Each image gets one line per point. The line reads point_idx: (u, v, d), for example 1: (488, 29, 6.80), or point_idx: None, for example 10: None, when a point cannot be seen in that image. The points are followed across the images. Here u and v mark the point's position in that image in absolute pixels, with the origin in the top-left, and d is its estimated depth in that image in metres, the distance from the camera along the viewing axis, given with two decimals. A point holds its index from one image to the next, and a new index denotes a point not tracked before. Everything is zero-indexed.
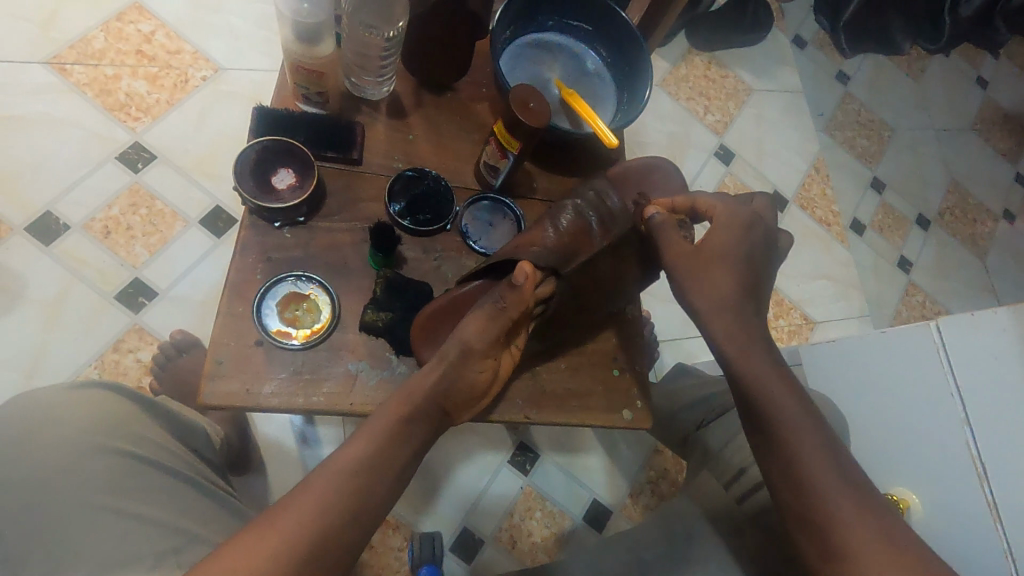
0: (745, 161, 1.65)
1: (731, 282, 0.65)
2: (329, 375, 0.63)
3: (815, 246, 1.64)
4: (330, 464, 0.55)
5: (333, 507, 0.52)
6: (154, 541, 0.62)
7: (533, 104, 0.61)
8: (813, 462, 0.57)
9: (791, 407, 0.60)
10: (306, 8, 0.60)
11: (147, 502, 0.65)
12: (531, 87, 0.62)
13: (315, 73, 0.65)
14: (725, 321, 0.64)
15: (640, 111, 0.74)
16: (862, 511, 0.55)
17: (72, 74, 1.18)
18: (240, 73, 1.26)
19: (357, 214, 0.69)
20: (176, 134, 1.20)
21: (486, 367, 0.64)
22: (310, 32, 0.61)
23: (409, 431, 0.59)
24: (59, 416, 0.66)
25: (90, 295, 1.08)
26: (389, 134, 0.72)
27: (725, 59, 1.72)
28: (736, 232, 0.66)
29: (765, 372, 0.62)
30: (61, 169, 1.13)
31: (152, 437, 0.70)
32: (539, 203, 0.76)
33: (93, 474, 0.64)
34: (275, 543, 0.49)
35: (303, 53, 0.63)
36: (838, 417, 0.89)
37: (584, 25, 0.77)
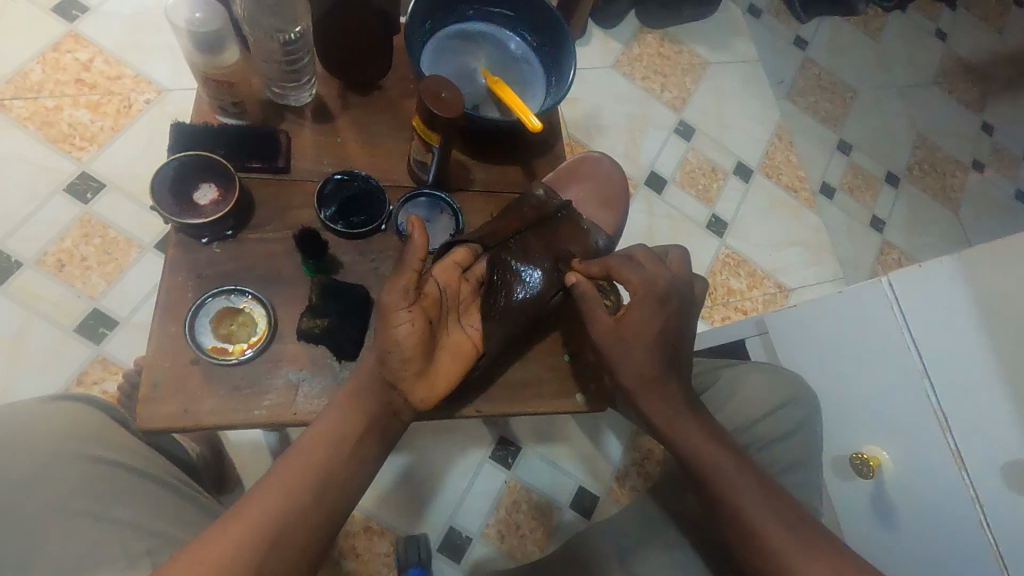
0: (707, 134, 1.65)
1: (648, 360, 0.68)
2: (269, 388, 0.62)
3: (784, 214, 1.64)
4: (290, 454, 0.56)
5: (295, 495, 0.54)
6: (130, 543, 0.63)
7: (444, 94, 0.60)
8: (755, 511, 0.64)
9: (734, 472, 0.66)
10: (198, 17, 0.59)
11: (122, 505, 0.65)
12: (442, 78, 0.61)
13: (225, 83, 0.63)
14: (652, 397, 0.69)
15: (567, 90, 0.73)
16: (789, 527, 0.63)
17: (12, 109, 1.17)
18: (186, 92, 1.25)
19: (288, 222, 0.68)
20: (124, 160, 1.19)
21: (412, 319, 0.57)
22: (209, 41, 0.60)
23: (373, 413, 0.60)
24: (28, 429, 0.66)
25: (47, 329, 1.07)
26: (317, 140, 0.71)
27: (678, 35, 1.72)
28: (648, 308, 0.66)
29: (693, 437, 0.68)
30: (9, 205, 1.12)
31: (128, 442, 0.71)
32: (478, 195, 0.76)
33: (66, 482, 0.64)
34: (239, 536, 0.50)
35: (207, 63, 0.61)
36: (799, 380, 0.89)
37: (505, 11, 0.76)
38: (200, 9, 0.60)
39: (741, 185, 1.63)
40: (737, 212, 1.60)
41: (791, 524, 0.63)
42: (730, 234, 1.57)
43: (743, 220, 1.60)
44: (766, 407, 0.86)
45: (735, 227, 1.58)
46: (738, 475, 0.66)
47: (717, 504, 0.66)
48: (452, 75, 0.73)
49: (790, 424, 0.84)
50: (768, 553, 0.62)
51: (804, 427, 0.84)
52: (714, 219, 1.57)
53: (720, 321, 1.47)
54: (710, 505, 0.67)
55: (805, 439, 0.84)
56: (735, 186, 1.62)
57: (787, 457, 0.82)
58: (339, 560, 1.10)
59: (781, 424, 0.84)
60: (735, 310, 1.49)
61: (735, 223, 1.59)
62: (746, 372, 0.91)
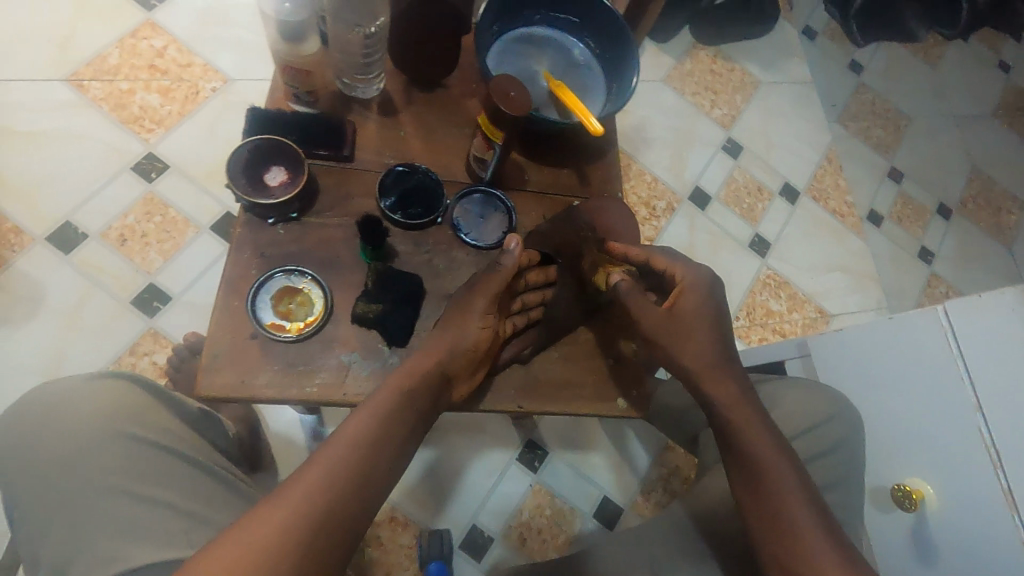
0: (754, 153, 1.63)
1: (709, 343, 0.67)
2: (321, 367, 0.64)
3: (829, 239, 1.60)
4: (339, 435, 0.57)
5: (343, 478, 0.54)
6: (166, 521, 0.65)
7: (513, 93, 0.61)
8: (800, 516, 0.62)
9: (786, 473, 0.64)
10: (288, 7, 0.61)
11: (160, 484, 0.68)
12: (512, 77, 0.62)
13: (304, 71, 0.66)
14: (715, 382, 0.67)
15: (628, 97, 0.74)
16: (829, 536, 0.62)
17: (90, 90, 1.23)
18: (251, 83, 1.31)
19: (349, 209, 0.70)
20: (188, 145, 1.24)
21: (486, 325, 0.65)
22: (295, 31, 0.62)
23: (416, 402, 0.61)
24: (79, 405, 0.69)
25: (106, 300, 1.12)
26: (380, 132, 0.73)
27: (731, 53, 1.71)
28: (705, 297, 0.68)
29: (754, 428, 0.66)
30: (78, 179, 1.17)
31: (169, 423, 0.73)
32: (532, 195, 0.77)
33: (108, 458, 0.67)
34: (287, 515, 0.50)
35: (289, 52, 0.64)
36: (846, 405, 0.87)
37: (571, 17, 0.77)
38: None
39: (786, 206, 1.61)
40: (781, 233, 1.58)
41: (833, 539, 0.62)
42: (772, 255, 1.55)
43: (786, 241, 1.57)
44: (813, 421, 0.84)
45: (778, 248, 1.56)
46: (789, 477, 0.64)
47: (759, 497, 0.64)
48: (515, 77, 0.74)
49: (829, 441, 0.83)
50: (804, 560, 0.61)
51: (846, 445, 0.83)
52: (757, 239, 1.55)
53: (757, 342, 1.45)
54: (750, 501, 0.65)
55: (848, 460, 0.83)
56: (780, 207, 1.60)
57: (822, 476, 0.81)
58: (363, 549, 1.11)
59: (817, 444, 0.83)
60: (773, 332, 1.47)
61: (778, 243, 1.56)
62: (785, 387, 0.89)
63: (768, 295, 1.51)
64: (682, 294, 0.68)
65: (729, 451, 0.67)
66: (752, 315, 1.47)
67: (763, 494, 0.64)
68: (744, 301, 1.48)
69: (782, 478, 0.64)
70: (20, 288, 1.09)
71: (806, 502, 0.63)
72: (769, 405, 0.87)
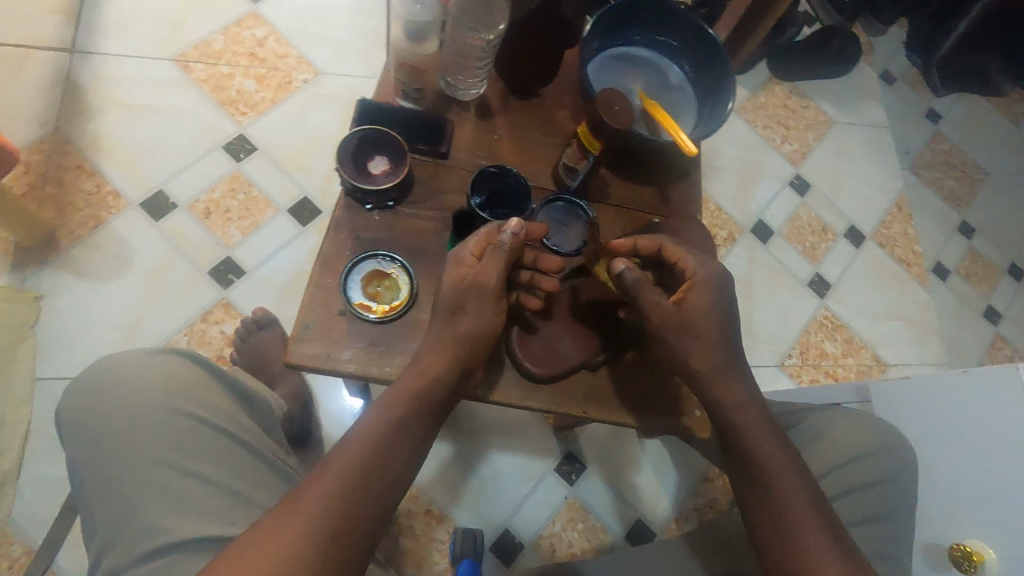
0: (822, 192, 1.61)
1: (717, 342, 0.68)
2: (401, 350, 0.67)
3: (892, 287, 1.57)
4: (348, 441, 0.59)
5: (349, 485, 0.57)
6: (212, 500, 0.67)
7: (618, 107, 0.69)
8: (808, 528, 0.62)
9: (792, 482, 0.64)
10: (418, 9, 0.66)
11: (207, 462, 0.69)
12: (617, 93, 0.70)
13: (418, 70, 0.70)
14: (721, 384, 0.68)
15: (721, 123, 0.75)
16: (831, 539, 0.62)
17: (193, 70, 1.31)
18: (340, 78, 1.37)
19: (440, 203, 0.73)
20: (276, 130, 1.31)
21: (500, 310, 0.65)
22: (419, 31, 0.67)
23: (428, 403, 0.63)
24: (136, 377, 0.70)
25: (186, 267, 1.18)
26: (476, 133, 0.76)
27: (807, 90, 1.70)
28: (714, 293, 0.68)
29: (757, 433, 0.67)
30: (174, 153, 1.25)
31: (221, 402, 0.74)
32: (613, 208, 0.78)
33: (159, 433, 0.68)
34: (297, 524, 0.53)
35: (409, 50, 0.68)
36: (902, 445, 0.84)
37: (670, 40, 0.79)
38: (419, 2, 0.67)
39: (850, 249, 1.58)
40: (842, 275, 1.55)
41: (844, 553, 0.61)
42: (831, 296, 1.52)
43: (847, 284, 1.54)
44: (856, 450, 0.83)
45: (838, 290, 1.53)
46: (795, 486, 0.64)
47: (766, 508, 0.64)
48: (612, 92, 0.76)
49: (874, 473, 0.81)
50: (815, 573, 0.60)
51: (895, 481, 0.81)
52: (817, 278, 1.52)
53: (807, 383, 1.42)
54: (757, 513, 0.65)
55: (900, 504, 0.81)
56: (844, 249, 1.57)
57: (863, 509, 0.79)
58: (398, 537, 1.13)
59: (856, 476, 0.82)
60: (825, 374, 1.44)
61: (838, 285, 1.53)
62: (835, 416, 0.87)
63: (823, 336, 1.48)
64: (692, 289, 0.68)
65: (736, 459, 0.68)
66: (805, 355, 1.44)
67: (771, 505, 0.64)
68: (797, 340, 1.45)
69: (784, 477, 0.64)
70: (112, 248, 1.16)
71: (813, 512, 0.63)
72: (817, 435, 0.86)
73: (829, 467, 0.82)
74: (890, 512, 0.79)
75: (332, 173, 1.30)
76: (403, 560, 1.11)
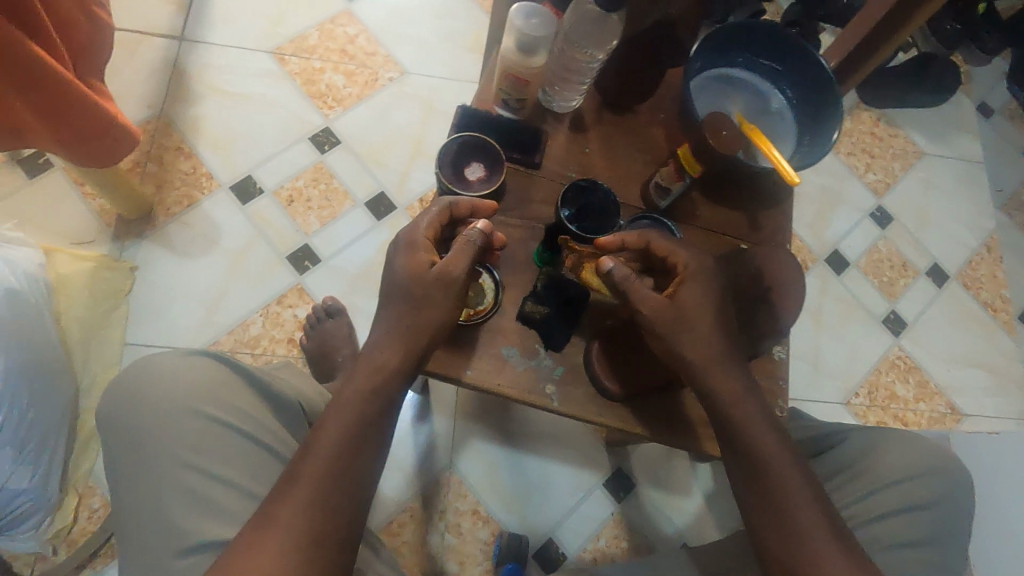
0: (904, 226, 1.54)
1: (712, 333, 0.65)
2: (480, 356, 0.68)
3: (973, 331, 1.48)
4: (312, 449, 0.61)
5: (319, 490, 0.59)
6: (229, 501, 0.69)
7: (724, 131, 0.71)
8: (804, 522, 0.61)
9: (788, 473, 0.63)
10: (534, 23, 0.65)
11: (224, 463, 0.71)
12: (723, 116, 0.72)
13: (522, 81, 0.69)
14: (718, 375, 0.65)
15: (822, 154, 0.73)
16: (832, 538, 0.61)
17: (288, 64, 1.37)
18: (423, 78, 1.40)
19: (529, 213, 0.74)
20: (360, 125, 1.35)
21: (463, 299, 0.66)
22: (530, 43, 0.65)
23: (388, 398, 0.64)
24: (160, 378, 0.72)
25: (266, 251, 1.23)
26: (569, 145, 0.77)
27: (896, 118, 1.63)
28: (706, 285, 0.66)
29: (753, 424, 0.65)
30: (264, 141, 1.31)
31: (246, 406, 0.74)
32: (700, 230, 0.77)
33: (181, 434, 0.70)
34: (275, 537, 0.57)
35: (517, 62, 0.67)
36: (958, 470, 0.79)
37: (775, 64, 0.77)
38: (535, 15, 0.65)
39: (930, 288, 1.50)
40: (920, 315, 1.47)
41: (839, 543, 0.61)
42: (907, 336, 1.45)
43: (924, 324, 1.47)
44: (908, 469, 0.78)
45: (914, 330, 1.45)
46: (789, 478, 0.63)
47: (763, 506, 0.63)
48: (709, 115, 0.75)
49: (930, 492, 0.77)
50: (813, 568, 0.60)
51: (945, 503, 0.77)
52: (892, 315, 1.45)
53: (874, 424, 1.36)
54: (754, 510, 0.64)
55: (954, 536, 0.76)
56: (924, 287, 1.50)
57: (912, 533, 0.75)
58: (444, 534, 1.14)
59: (907, 496, 0.77)
60: (893, 417, 1.37)
61: (914, 325, 1.46)
62: (887, 434, 0.83)
63: (895, 377, 1.41)
64: (686, 281, 0.66)
65: (733, 453, 0.65)
66: (873, 395, 1.38)
67: (767, 502, 0.63)
68: (866, 378, 1.39)
69: (784, 475, 0.62)
70: (202, 227, 1.23)
71: (808, 504, 0.62)
72: (866, 451, 0.81)
73: (883, 485, 0.78)
74: (945, 541, 0.75)
75: (409, 170, 1.33)
76: (447, 557, 1.13)
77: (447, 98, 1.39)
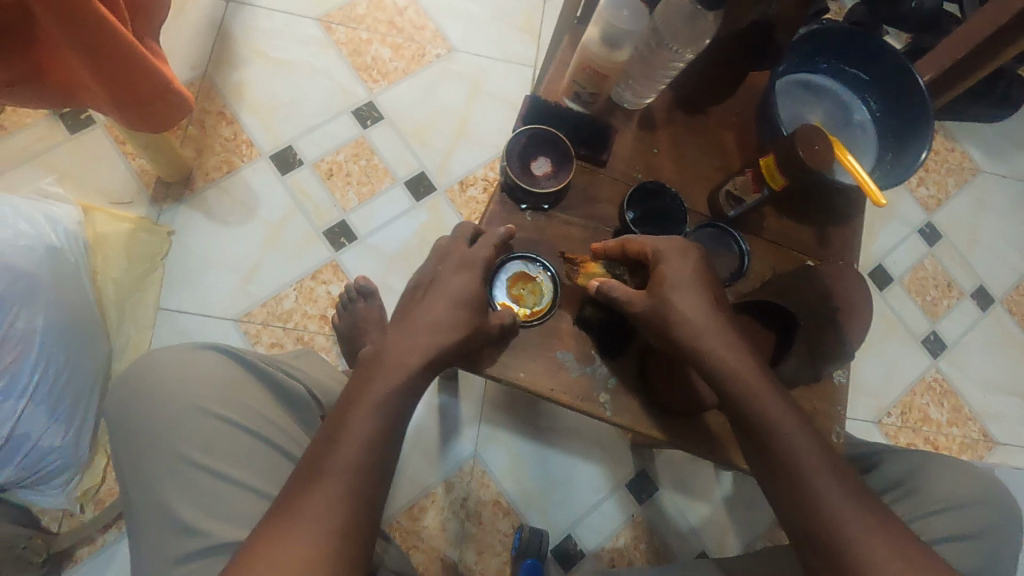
0: (953, 245, 1.49)
1: (701, 307, 0.61)
2: (534, 358, 0.66)
3: (1015, 358, 1.44)
4: (334, 453, 0.57)
5: (348, 493, 0.56)
6: (241, 503, 0.68)
7: (817, 145, 0.65)
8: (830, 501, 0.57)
9: (804, 445, 0.59)
10: (625, 15, 0.61)
11: (235, 464, 0.69)
12: (815, 129, 0.66)
13: (601, 75, 0.66)
14: (718, 346, 0.60)
15: (907, 171, 0.70)
16: (883, 540, 0.55)
17: (334, 32, 1.34)
18: (471, 56, 1.36)
19: (592, 213, 0.71)
20: (404, 101, 1.32)
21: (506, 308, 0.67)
22: (618, 37, 0.62)
23: (405, 403, 0.62)
24: (171, 375, 0.71)
25: (304, 224, 1.22)
26: (637, 145, 0.73)
27: (955, 131, 1.56)
28: (682, 261, 0.62)
29: (763, 396, 0.60)
30: (307, 111, 1.28)
31: (255, 403, 0.73)
32: (766, 244, 0.74)
33: (191, 433, 0.69)
34: (304, 536, 0.53)
35: (600, 56, 0.64)
36: (1009, 497, 0.76)
37: (861, 74, 0.74)
38: (628, 7, 0.61)
39: (974, 310, 1.46)
40: (961, 337, 1.43)
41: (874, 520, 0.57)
42: (945, 358, 1.41)
43: (965, 347, 1.43)
44: (963, 499, 0.74)
45: (953, 353, 1.42)
46: (808, 451, 0.59)
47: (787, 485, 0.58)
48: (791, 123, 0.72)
49: (984, 520, 0.73)
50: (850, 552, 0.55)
51: (999, 530, 0.73)
52: (932, 336, 1.42)
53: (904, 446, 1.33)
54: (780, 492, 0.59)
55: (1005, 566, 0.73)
56: (967, 309, 1.45)
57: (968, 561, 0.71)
58: (464, 522, 1.14)
59: (963, 522, 0.72)
60: (924, 440, 1.35)
61: (954, 347, 1.42)
62: (935, 457, 0.79)
63: (929, 400, 1.38)
64: (663, 263, 0.62)
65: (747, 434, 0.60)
66: (905, 416, 1.35)
67: (789, 481, 0.58)
68: (900, 399, 1.36)
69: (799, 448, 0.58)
70: (240, 195, 1.21)
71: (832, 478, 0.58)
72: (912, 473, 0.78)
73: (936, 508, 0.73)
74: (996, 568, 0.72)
75: (451, 152, 1.30)
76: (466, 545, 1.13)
77: (494, 79, 1.35)
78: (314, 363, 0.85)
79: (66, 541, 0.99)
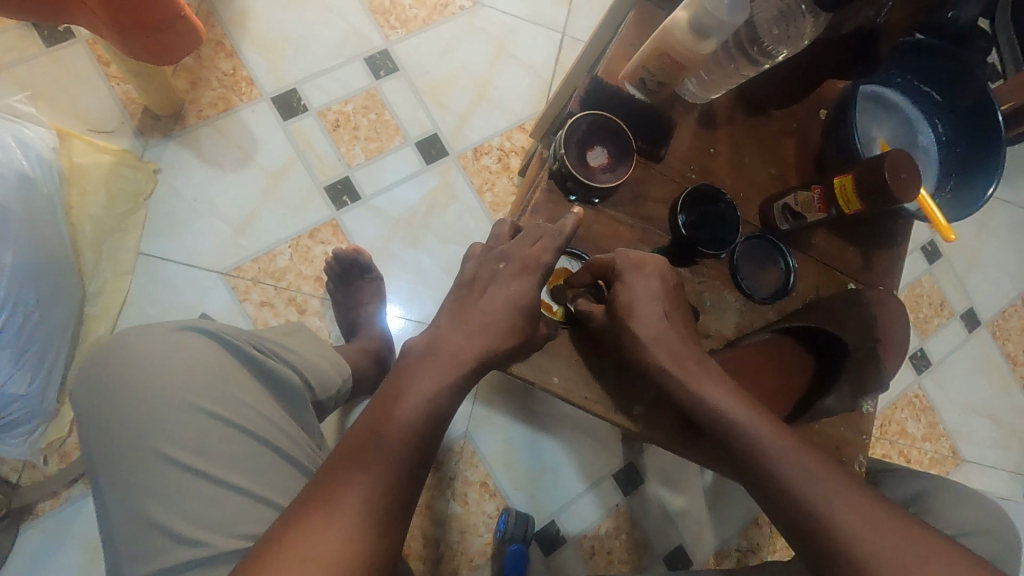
0: (951, 265, 1.51)
1: (653, 318, 0.63)
2: (559, 370, 0.68)
3: (992, 381, 1.48)
4: (383, 440, 0.56)
5: (390, 488, 0.54)
6: (232, 508, 0.62)
7: (903, 174, 0.61)
8: (820, 490, 0.54)
9: (775, 440, 0.58)
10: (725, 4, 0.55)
11: (223, 465, 0.63)
12: (906, 158, 0.61)
13: (678, 64, 0.61)
14: (664, 354, 0.63)
15: (973, 192, 0.77)
16: (887, 528, 0.51)
17: None
18: (497, 13, 1.26)
19: (640, 212, 0.69)
20: (422, 54, 1.22)
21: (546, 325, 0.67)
22: (709, 25, 0.57)
23: (448, 408, 0.60)
24: (153, 362, 0.65)
25: (304, 177, 1.13)
26: (694, 143, 0.69)
27: None
28: (633, 276, 0.64)
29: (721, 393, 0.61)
30: (316, 53, 1.18)
31: (243, 395, 0.67)
32: (812, 261, 0.72)
33: (176, 429, 0.63)
34: (338, 524, 0.51)
35: (684, 42, 0.59)
36: (1009, 531, 0.77)
37: (933, 93, 0.80)
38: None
39: (962, 331, 1.48)
40: (945, 356, 1.46)
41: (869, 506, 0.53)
42: (929, 376, 1.44)
43: (948, 366, 1.46)
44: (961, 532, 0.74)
45: (937, 371, 1.45)
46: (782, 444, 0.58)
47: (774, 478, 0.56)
48: (870, 134, 0.77)
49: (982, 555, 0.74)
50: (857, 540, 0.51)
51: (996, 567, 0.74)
52: (919, 353, 1.44)
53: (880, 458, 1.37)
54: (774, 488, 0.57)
55: None
56: (956, 329, 1.48)
57: None
58: (449, 501, 1.12)
59: None
60: (899, 453, 1.38)
61: (938, 366, 1.45)
62: (939, 487, 0.79)
63: (908, 415, 1.41)
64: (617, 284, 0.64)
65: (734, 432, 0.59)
66: (884, 428, 1.38)
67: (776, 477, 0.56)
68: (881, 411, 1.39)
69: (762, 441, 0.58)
70: (236, 138, 1.11)
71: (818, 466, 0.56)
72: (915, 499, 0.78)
73: None
74: None
75: (468, 115, 1.22)
76: (449, 525, 1.11)
77: (521, 41, 1.26)
78: (308, 341, 0.78)
79: (29, 496, 0.93)
